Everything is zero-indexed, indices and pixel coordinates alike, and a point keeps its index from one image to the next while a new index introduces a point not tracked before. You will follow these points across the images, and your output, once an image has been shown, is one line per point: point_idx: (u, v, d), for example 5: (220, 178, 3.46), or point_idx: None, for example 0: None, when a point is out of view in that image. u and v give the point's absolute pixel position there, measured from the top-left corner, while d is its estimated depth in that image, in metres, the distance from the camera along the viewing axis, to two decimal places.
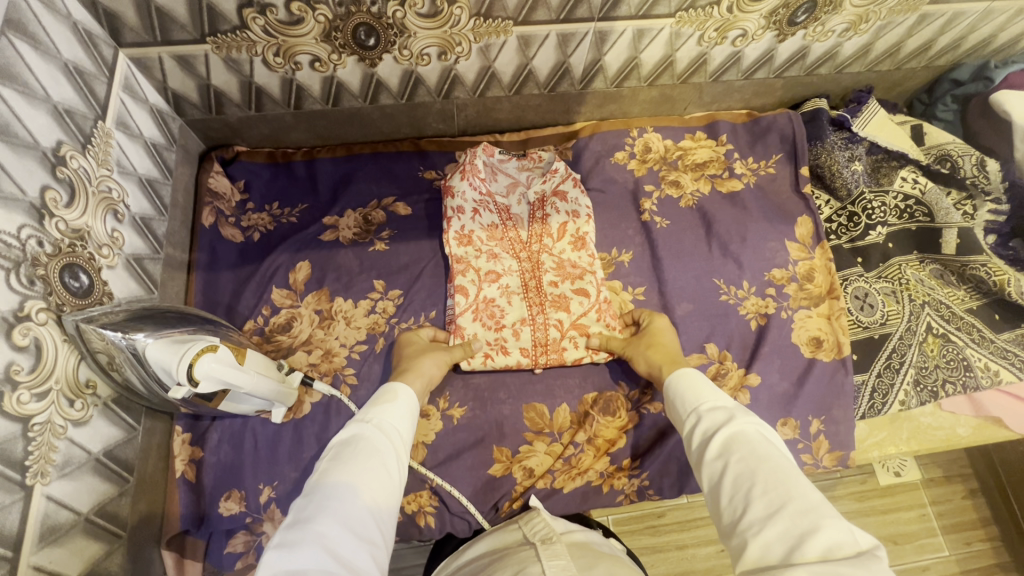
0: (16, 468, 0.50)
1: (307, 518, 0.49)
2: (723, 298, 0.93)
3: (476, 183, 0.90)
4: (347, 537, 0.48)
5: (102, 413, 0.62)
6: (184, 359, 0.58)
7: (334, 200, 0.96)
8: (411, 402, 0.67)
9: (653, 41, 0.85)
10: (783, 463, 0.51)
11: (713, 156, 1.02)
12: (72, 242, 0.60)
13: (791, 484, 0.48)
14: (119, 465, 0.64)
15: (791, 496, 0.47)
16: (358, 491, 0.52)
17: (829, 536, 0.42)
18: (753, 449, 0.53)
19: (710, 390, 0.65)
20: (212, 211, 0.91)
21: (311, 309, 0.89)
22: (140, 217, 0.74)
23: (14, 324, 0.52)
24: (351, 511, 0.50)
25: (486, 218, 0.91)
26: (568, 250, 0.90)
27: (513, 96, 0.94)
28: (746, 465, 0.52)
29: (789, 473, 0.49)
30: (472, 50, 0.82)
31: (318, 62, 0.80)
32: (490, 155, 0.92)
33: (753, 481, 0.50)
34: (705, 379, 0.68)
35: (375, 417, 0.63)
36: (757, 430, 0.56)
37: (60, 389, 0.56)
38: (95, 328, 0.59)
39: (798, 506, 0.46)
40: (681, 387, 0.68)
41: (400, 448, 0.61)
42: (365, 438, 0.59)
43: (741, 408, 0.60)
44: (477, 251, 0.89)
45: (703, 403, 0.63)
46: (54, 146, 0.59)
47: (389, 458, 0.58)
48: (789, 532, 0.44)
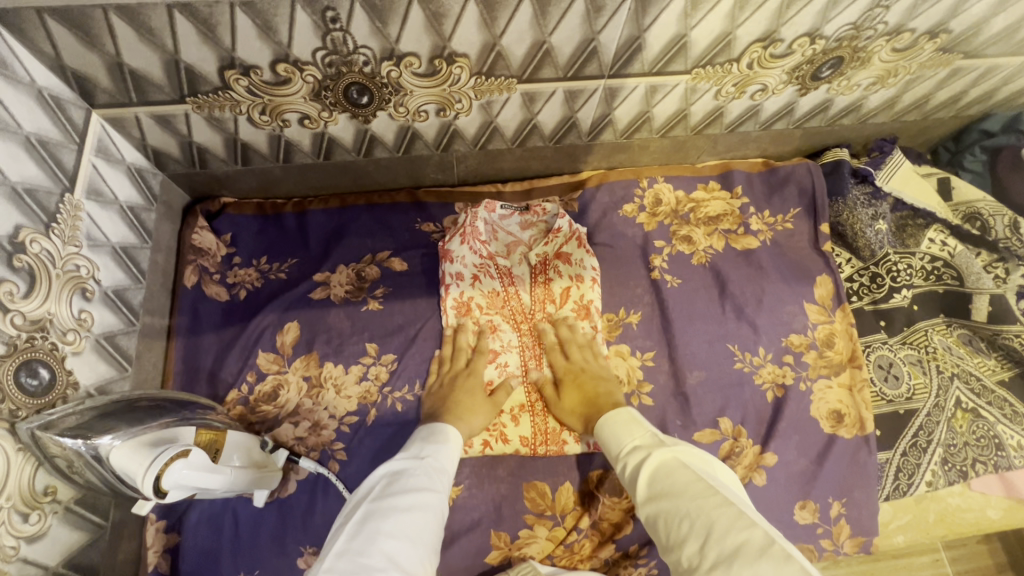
0: None
1: (368, 534, 0.52)
2: (737, 366, 0.87)
3: (476, 247, 0.87)
4: (402, 558, 0.51)
5: (63, 520, 0.57)
6: (152, 470, 0.53)
7: (326, 255, 0.91)
8: (457, 446, 0.71)
9: (666, 96, 0.80)
10: (699, 485, 0.52)
11: (727, 210, 0.97)
12: (30, 335, 0.55)
13: (706, 503, 0.50)
14: (82, 572, 0.59)
15: (713, 521, 0.48)
16: (410, 517, 0.56)
17: (746, 551, 0.44)
18: (673, 479, 0.55)
19: (636, 426, 0.66)
20: (196, 269, 0.87)
21: (299, 375, 0.84)
22: (114, 290, 0.68)
23: None
24: (405, 534, 0.53)
25: (486, 285, 0.87)
26: (572, 319, 0.86)
27: (516, 148, 0.88)
28: (672, 498, 0.53)
29: (704, 496, 0.51)
30: (473, 106, 0.76)
31: (308, 119, 0.75)
32: (491, 210, 0.90)
33: (680, 515, 0.51)
34: (629, 414, 0.69)
35: (423, 452, 0.66)
36: (676, 458, 0.58)
37: (12, 505, 0.51)
38: (52, 436, 0.53)
39: (718, 526, 0.47)
40: (610, 426, 0.68)
41: (443, 484, 0.64)
42: (415, 471, 0.62)
43: (657, 443, 0.61)
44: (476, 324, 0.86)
45: (632, 440, 0.64)
46: (12, 231, 0.54)
47: (432, 498, 0.60)
48: (719, 556, 0.45)
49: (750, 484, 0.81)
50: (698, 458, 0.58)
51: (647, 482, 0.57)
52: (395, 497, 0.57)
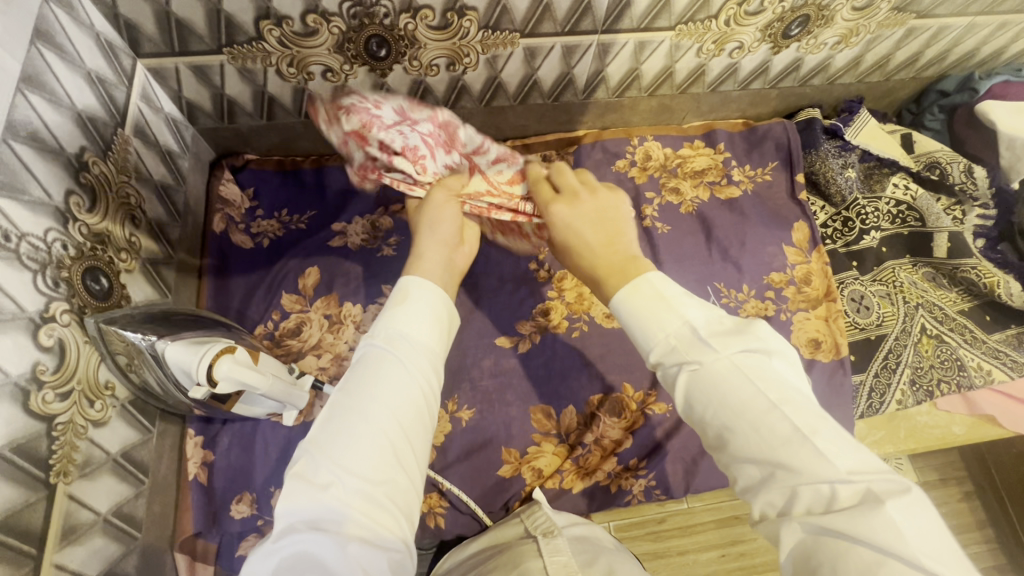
0: (41, 466, 0.51)
1: (317, 453, 0.46)
2: (723, 301, 0.95)
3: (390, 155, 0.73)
4: (361, 472, 0.45)
5: (121, 415, 0.63)
6: (204, 359, 0.60)
7: (342, 206, 0.98)
8: (432, 300, 0.56)
9: (654, 53, 0.88)
10: (769, 413, 0.45)
11: (712, 164, 1.05)
12: (93, 246, 0.61)
13: (768, 429, 0.44)
14: (135, 466, 0.65)
15: (779, 455, 0.43)
16: (367, 417, 0.47)
17: (818, 493, 0.41)
18: (720, 392, 0.47)
19: (664, 311, 0.52)
20: (223, 218, 0.93)
21: (320, 314, 0.90)
22: (156, 223, 0.75)
23: (41, 325, 0.52)
24: (364, 433, 0.46)
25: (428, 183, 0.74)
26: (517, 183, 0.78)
27: (518, 105, 0.96)
28: (723, 419, 0.47)
29: (767, 420, 0.44)
30: (480, 61, 0.84)
31: (330, 72, 0.82)
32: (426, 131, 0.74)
33: (736, 439, 0.46)
34: (662, 289, 0.54)
35: (382, 333, 0.53)
36: (723, 360, 0.48)
37: (81, 389, 0.57)
38: (118, 330, 0.60)
39: (781, 455, 0.43)
40: (628, 316, 0.55)
41: (423, 352, 0.53)
42: (375, 361, 0.51)
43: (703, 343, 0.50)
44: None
45: (664, 334, 0.51)
46: (78, 152, 0.60)
47: (403, 379, 0.50)
48: (789, 489, 0.42)
49: None
50: (755, 356, 0.48)
51: (686, 386, 0.50)
52: (346, 398, 0.49)
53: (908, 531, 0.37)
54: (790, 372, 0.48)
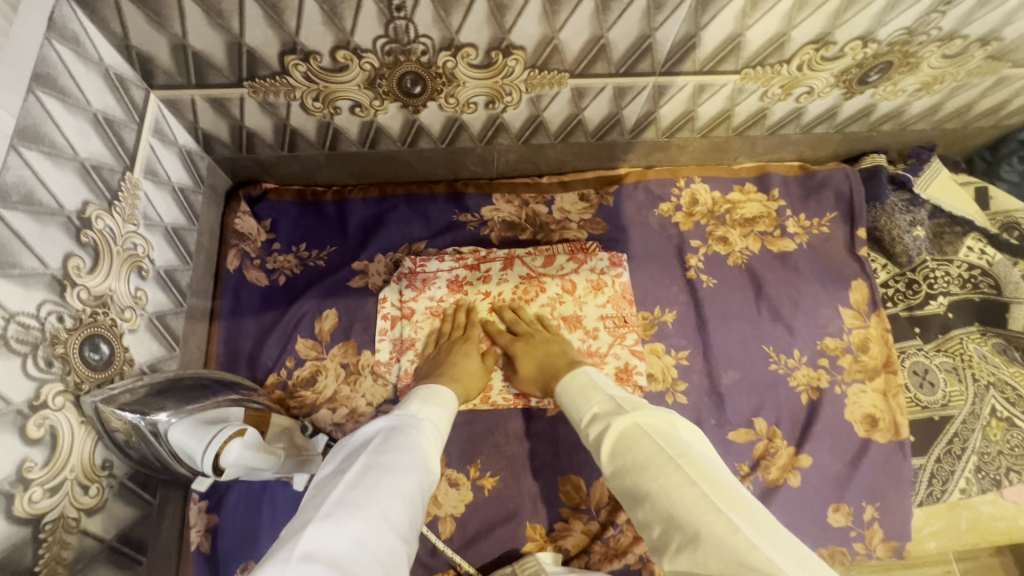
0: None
1: (367, 488, 0.52)
2: (772, 366, 0.87)
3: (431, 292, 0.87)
4: (395, 517, 0.51)
5: (118, 495, 0.57)
6: (211, 448, 0.54)
7: (364, 243, 0.91)
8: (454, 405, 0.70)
9: (714, 95, 0.80)
10: (672, 475, 0.51)
11: (764, 211, 0.97)
12: (94, 311, 0.55)
13: (671, 486, 0.50)
14: (132, 547, 0.60)
15: (676, 504, 0.49)
16: (403, 480, 0.55)
17: (703, 540, 0.45)
18: (637, 456, 0.55)
19: (594, 391, 0.66)
20: (237, 253, 0.87)
21: (337, 362, 0.84)
22: (165, 270, 0.69)
23: (30, 415, 0.47)
24: (396, 493, 0.53)
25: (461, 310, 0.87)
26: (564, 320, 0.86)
27: (559, 143, 0.89)
28: (636, 477, 0.54)
29: (671, 484, 0.50)
30: (522, 100, 0.77)
31: (359, 107, 0.75)
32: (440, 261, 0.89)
33: (646, 494, 0.52)
34: (591, 375, 0.68)
35: (422, 411, 0.65)
36: (633, 427, 0.58)
37: (74, 477, 0.51)
38: (115, 409, 0.54)
39: (684, 512, 0.48)
40: (566, 397, 0.68)
41: (436, 458, 0.62)
42: (414, 433, 0.61)
43: (617, 409, 0.61)
44: (471, 304, 0.87)
45: (592, 408, 0.64)
46: (80, 207, 0.54)
47: (428, 458, 0.60)
48: (684, 547, 0.46)
49: (785, 485, 0.81)
50: (669, 434, 0.56)
51: (614, 456, 0.58)
52: (388, 457, 0.56)
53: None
54: (693, 440, 0.57)
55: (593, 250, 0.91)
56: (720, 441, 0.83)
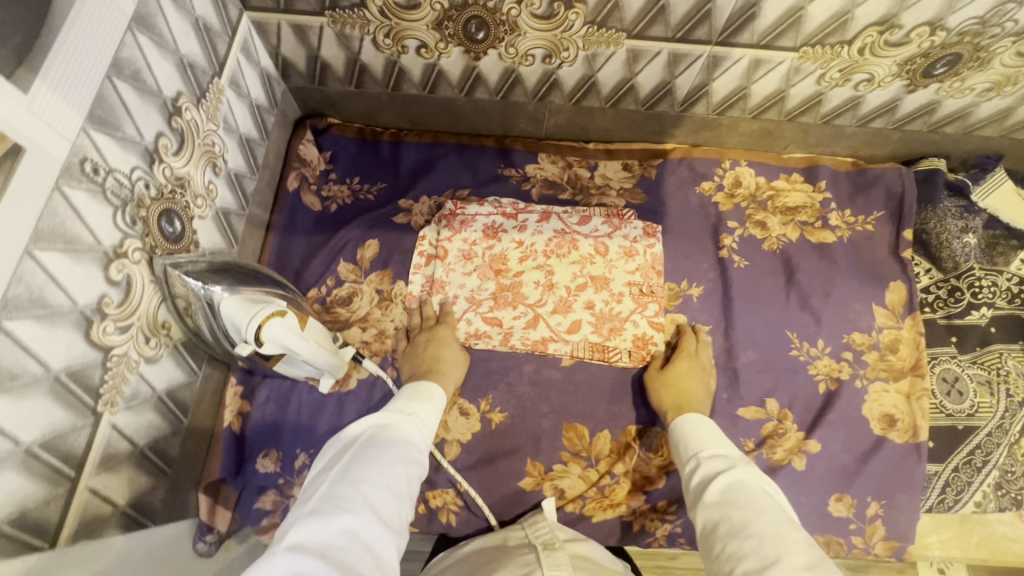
0: (91, 393, 0.53)
1: (352, 479, 0.49)
2: (793, 352, 0.87)
3: (465, 235, 0.91)
4: (384, 510, 0.49)
5: (171, 354, 0.65)
6: (256, 319, 0.60)
7: (411, 184, 0.97)
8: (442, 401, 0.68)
9: (769, 73, 0.81)
10: (794, 535, 0.47)
11: (807, 202, 0.96)
12: (173, 189, 0.62)
13: (787, 539, 0.47)
14: (177, 405, 0.67)
15: (786, 553, 0.45)
16: (392, 471, 0.52)
17: None
18: (753, 499, 0.52)
19: (723, 442, 0.63)
20: (297, 176, 0.94)
21: (372, 287, 0.90)
22: (235, 173, 0.77)
23: (113, 259, 0.54)
24: (387, 485, 0.51)
25: (491, 257, 0.90)
26: (590, 280, 0.89)
27: (609, 109, 0.91)
28: (743, 512, 0.50)
29: (788, 538, 0.47)
30: (579, 57, 0.80)
31: (424, 48, 0.80)
32: (480, 205, 0.93)
33: (751, 531, 0.48)
34: (712, 427, 0.66)
35: (409, 407, 0.63)
36: (758, 484, 0.55)
37: (140, 325, 0.59)
38: (181, 275, 0.62)
39: (795, 566, 0.44)
40: (688, 431, 0.66)
41: (426, 455, 0.59)
42: (402, 428, 0.58)
43: (742, 460, 0.58)
44: (502, 252, 0.91)
45: (716, 450, 0.61)
46: (174, 96, 0.62)
47: (417, 453, 0.57)
48: None
49: (788, 467, 0.81)
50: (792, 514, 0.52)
51: (722, 487, 0.55)
52: (378, 449, 0.54)
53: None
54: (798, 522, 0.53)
55: (627, 218, 0.93)
56: (729, 416, 0.84)
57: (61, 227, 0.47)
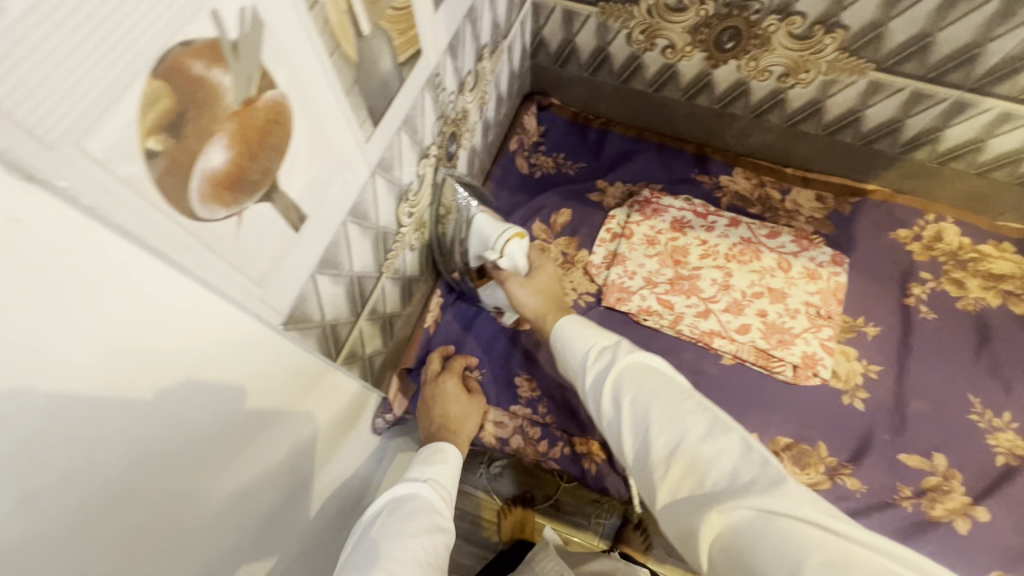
0: (383, 253, 0.66)
1: (370, 553, 0.57)
2: (973, 416, 0.83)
3: (653, 222, 0.99)
4: (406, 570, 0.56)
5: (419, 250, 0.78)
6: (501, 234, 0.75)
7: (610, 169, 1.07)
8: (458, 460, 0.74)
9: (1015, 129, 0.80)
10: (685, 405, 0.52)
11: (1016, 273, 0.92)
12: (461, 117, 0.76)
13: (692, 419, 0.51)
14: (408, 293, 0.81)
15: (684, 430, 0.51)
16: (404, 539, 0.58)
17: (731, 466, 0.48)
18: (642, 382, 0.55)
19: (601, 333, 0.64)
20: (516, 141, 1.08)
21: (559, 249, 1.00)
22: (487, 121, 0.91)
23: (423, 157, 0.68)
24: (400, 547, 0.57)
25: (673, 247, 0.97)
26: (767, 289, 0.91)
27: (822, 137, 0.95)
28: (651, 409, 0.53)
29: (686, 416, 0.51)
30: (816, 80, 0.85)
31: (671, 49, 0.90)
32: (673, 200, 1.00)
33: (648, 419, 0.53)
34: (582, 318, 0.67)
35: (423, 472, 0.69)
36: (642, 363, 0.58)
37: (416, 216, 0.72)
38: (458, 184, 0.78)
39: (694, 441, 0.50)
40: (568, 334, 0.65)
41: (446, 516, 0.66)
42: (413, 499, 0.65)
43: (622, 342, 0.61)
44: (685, 246, 0.97)
45: (598, 344, 0.62)
46: (483, 45, 0.76)
47: (436, 519, 0.64)
48: (704, 473, 0.49)
49: (948, 526, 0.77)
50: (653, 364, 0.58)
51: (612, 382, 0.57)
52: (392, 521, 0.61)
53: (808, 506, 0.44)
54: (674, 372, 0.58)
55: (815, 244, 0.95)
56: (888, 457, 0.82)
57: (414, 119, 0.61)
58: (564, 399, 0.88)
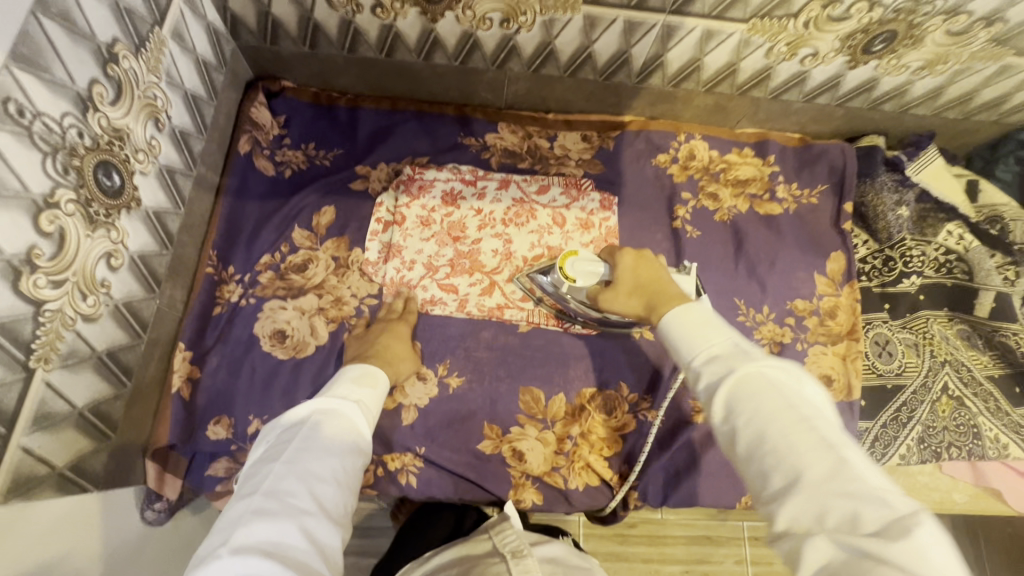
0: (22, 347, 0.51)
1: (296, 473, 0.51)
2: (740, 318, 0.91)
3: (424, 202, 0.91)
4: (329, 500, 0.51)
5: (113, 315, 0.63)
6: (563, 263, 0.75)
7: (369, 151, 0.96)
8: (377, 373, 0.69)
9: (721, 45, 0.83)
10: (814, 433, 0.45)
11: (757, 175, 1.00)
12: (111, 140, 0.60)
13: (815, 454, 0.43)
14: (120, 367, 0.65)
15: (810, 469, 0.43)
16: (334, 466, 0.53)
17: (860, 506, 0.39)
18: (761, 401, 0.48)
19: (711, 329, 0.56)
20: (249, 139, 0.91)
21: (329, 254, 0.89)
22: (180, 130, 0.74)
23: (43, 210, 0.51)
24: (329, 473, 0.53)
25: (449, 225, 0.91)
26: (547, 250, 0.90)
27: (567, 78, 0.92)
28: (760, 427, 0.47)
29: (804, 446, 0.44)
30: (536, 22, 0.80)
31: (380, 8, 0.79)
32: (440, 172, 0.93)
33: (766, 448, 0.46)
34: (702, 308, 0.59)
35: (351, 392, 0.63)
36: (775, 373, 0.50)
37: (75, 281, 0.56)
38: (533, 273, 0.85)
39: (820, 479, 0.42)
40: (672, 329, 0.59)
41: (370, 436, 0.61)
42: (340, 415, 0.59)
43: (742, 350, 0.53)
44: (461, 220, 0.91)
45: (703, 350, 0.55)
46: (110, 42, 0.59)
47: (363, 442, 0.59)
48: (813, 507, 0.41)
49: None
50: (789, 373, 0.50)
51: (725, 394, 0.50)
52: (318, 439, 0.55)
53: (929, 555, 0.36)
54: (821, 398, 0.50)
55: (585, 190, 0.95)
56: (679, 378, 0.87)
57: None
58: None
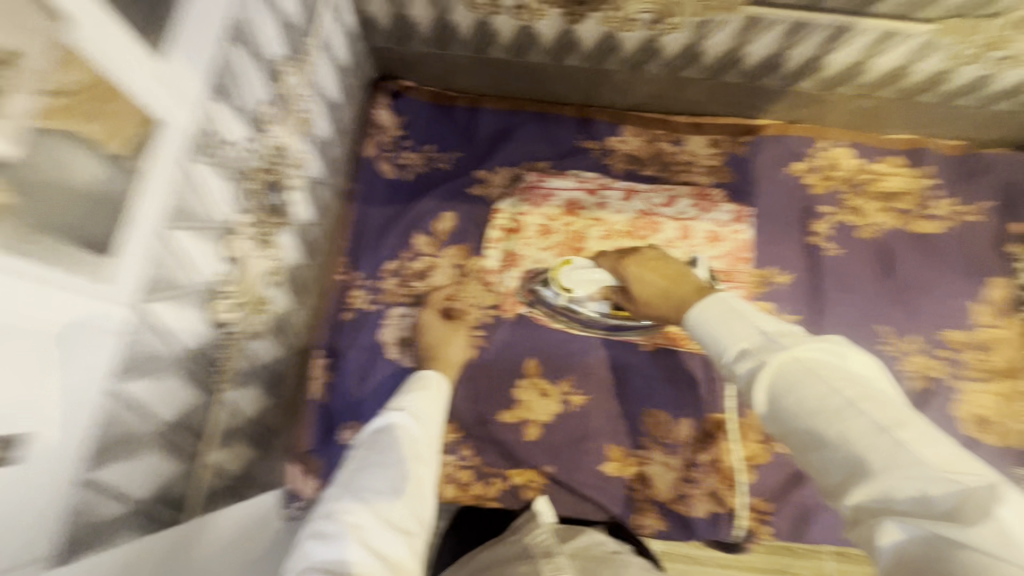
0: (211, 369, 0.52)
1: (350, 491, 0.51)
2: (884, 347, 0.84)
3: (543, 210, 0.89)
4: (383, 504, 0.50)
5: (272, 329, 0.64)
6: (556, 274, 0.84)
7: (489, 154, 0.93)
8: (442, 385, 0.69)
9: (897, 47, 0.74)
10: (862, 420, 0.38)
11: (908, 188, 0.90)
12: (275, 159, 0.60)
13: (867, 439, 0.38)
14: (274, 377, 0.67)
15: (866, 458, 0.37)
16: (390, 475, 0.53)
17: (920, 486, 0.34)
18: (802, 398, 0.42)
19: (739, 321, 0.50)
20: (375, 144, 0.92)
21: (450, 262, 0.88)
22: (323, 139, 0.74)
23: (228, 236, 0.52)
24: (378, 481, 0.52)
25: (569, 235, 0.88)
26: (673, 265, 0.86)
27: (706, 81, 0.85)
28: (803, 421, 0.41)
29: (854, 436, 0.38)
30: (688, 23, 0.74)
31: (522, 9, 0.75)
32: (562, 179, 0.90)
33: (817, 443, 0.40)
34: (729, 304, 0.53)
35: (403, 401, 0.64)
36: (818, 363, 0.43)
37: (247, 302, 0.58)
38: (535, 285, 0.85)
39: (877, 470, 0.36)
40: (703, 331, 0.53)
41: (432, 445, 0.60)
42: (392, 429, 0.58)
43: (771, 341, 0.46)
44: (582, 230, 0.88)
45: (737, 341, 0.49)
46: (277, 60, 0.58)
47: (422, 447, 0.58)
48: (877, 495, 0.36)
49: None
50: (832, 352, 0.44)
51: (767, 394, 0.44)
52: (370, 457, 0.55)
53: (1015, 530, 0.31)
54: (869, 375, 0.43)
55: (714, 202, 0.89)
56: None
57: (189, 204, 0.46)
58: (491, 431, 0.81)
